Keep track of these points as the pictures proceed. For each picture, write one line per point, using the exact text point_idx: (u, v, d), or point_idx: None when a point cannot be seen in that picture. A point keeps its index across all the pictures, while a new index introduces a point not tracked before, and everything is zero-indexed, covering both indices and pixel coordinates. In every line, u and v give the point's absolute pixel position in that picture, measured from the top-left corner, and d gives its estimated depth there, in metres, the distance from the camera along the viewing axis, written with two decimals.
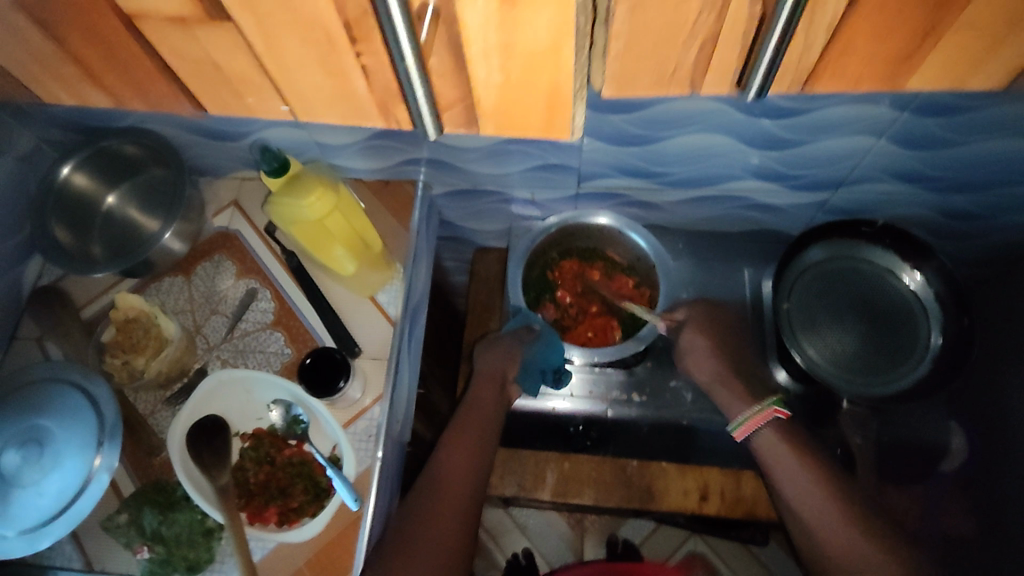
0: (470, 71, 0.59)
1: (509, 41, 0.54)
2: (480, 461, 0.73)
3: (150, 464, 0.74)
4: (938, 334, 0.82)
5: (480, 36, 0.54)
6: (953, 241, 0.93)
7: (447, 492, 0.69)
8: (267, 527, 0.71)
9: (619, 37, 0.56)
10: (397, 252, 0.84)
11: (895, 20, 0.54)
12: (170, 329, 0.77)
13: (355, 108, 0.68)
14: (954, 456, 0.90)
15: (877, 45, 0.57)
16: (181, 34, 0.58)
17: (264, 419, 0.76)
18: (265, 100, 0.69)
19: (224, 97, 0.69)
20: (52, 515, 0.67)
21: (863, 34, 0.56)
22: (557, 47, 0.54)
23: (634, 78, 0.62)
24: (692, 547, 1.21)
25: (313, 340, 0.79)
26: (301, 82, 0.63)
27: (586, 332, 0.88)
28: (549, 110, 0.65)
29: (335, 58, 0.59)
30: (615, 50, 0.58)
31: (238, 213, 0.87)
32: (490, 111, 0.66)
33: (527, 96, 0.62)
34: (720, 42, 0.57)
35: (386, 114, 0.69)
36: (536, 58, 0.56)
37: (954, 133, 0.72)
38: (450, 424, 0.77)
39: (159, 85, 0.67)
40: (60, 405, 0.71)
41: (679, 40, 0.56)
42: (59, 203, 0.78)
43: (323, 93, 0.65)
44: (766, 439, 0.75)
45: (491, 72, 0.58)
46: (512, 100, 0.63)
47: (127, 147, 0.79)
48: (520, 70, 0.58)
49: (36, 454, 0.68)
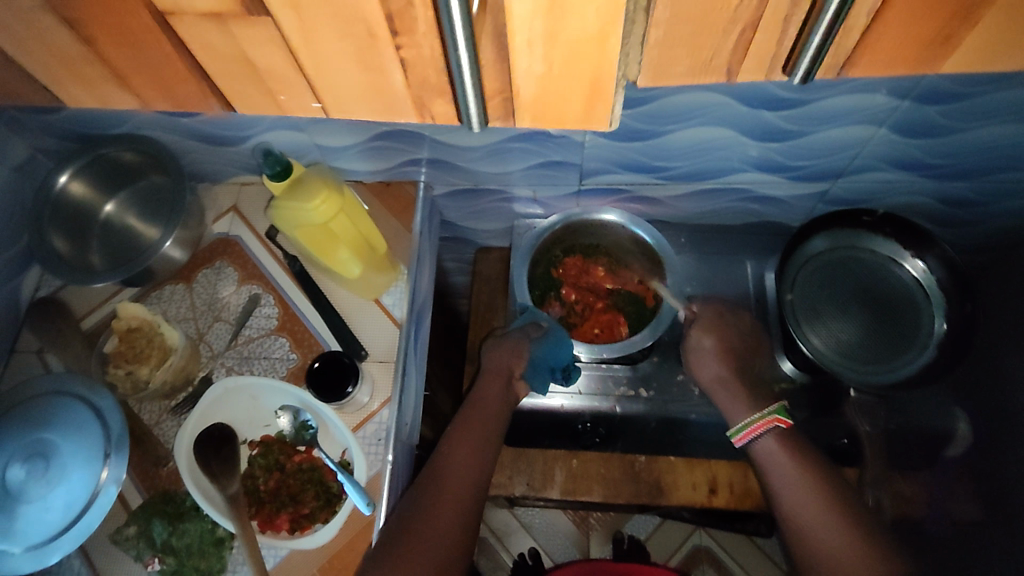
0: (512, 61, 0.51)
1: (557, 28, 0.47)
2: (483, 459, 0.72)
3: (157, 474, 0.73)
4: (942, 320, 0.83)
5: (525, 22, 0.47)
6: (951, 228, 0.94)
7: (449, 487, 0.68)
8: (279, 535, 0.70)
9: (660, 25, 0.52)
10: (401, 254, 0.83)
11: (928, 15, 0.51)
12: (173, 337, 0.76)
13: (387, 103, 0.60)
14: (958, 442, 0.92)
15: (902, 40, 0.54)
16: (216, 30, 0.52)
17: (272, 425, 0.75)
18: (295, 98, 0.61)
19: (255, 98, 0.62)
20: (60, 530, 0.66)
21: (894, 37, 0.54)
22: (606, 35, 0.48)
23: (674, 65, 0.57)
24: (697, 541, 1.22)
25: (319, 344, 0.79)
26: (340, 80, 0.57)
27: (593, 329, 0.88)
28: (593, 99, 0.56)
29: (373, 51, 0.52)
30: (654, 37, 0.54)
31: (238, 219, 0.86)
32: (527, 104, 0.58)
33: (571, 86, 0.54)
34: (760, 30, 0.53)
35: (419, 108, 0.60)
36: (583, 45, 0.49)
37: (955, 120, 0.72)
38: (454, 421, 0.76)
39: (188, 86, 0.62)
40: (64, 417, 0.70)
41: (718, 26, 0.52)
42: (57, 211, 0.77)
43: (357, 88, 0.57)
44: (767, 447, 0.73)
45: (535, 62, 0.51)
46: (557, 91, 0.55)
47: (125, 154, 0.78)
48: (566, 59, 0.51)
49: (41, 468, 0.67)
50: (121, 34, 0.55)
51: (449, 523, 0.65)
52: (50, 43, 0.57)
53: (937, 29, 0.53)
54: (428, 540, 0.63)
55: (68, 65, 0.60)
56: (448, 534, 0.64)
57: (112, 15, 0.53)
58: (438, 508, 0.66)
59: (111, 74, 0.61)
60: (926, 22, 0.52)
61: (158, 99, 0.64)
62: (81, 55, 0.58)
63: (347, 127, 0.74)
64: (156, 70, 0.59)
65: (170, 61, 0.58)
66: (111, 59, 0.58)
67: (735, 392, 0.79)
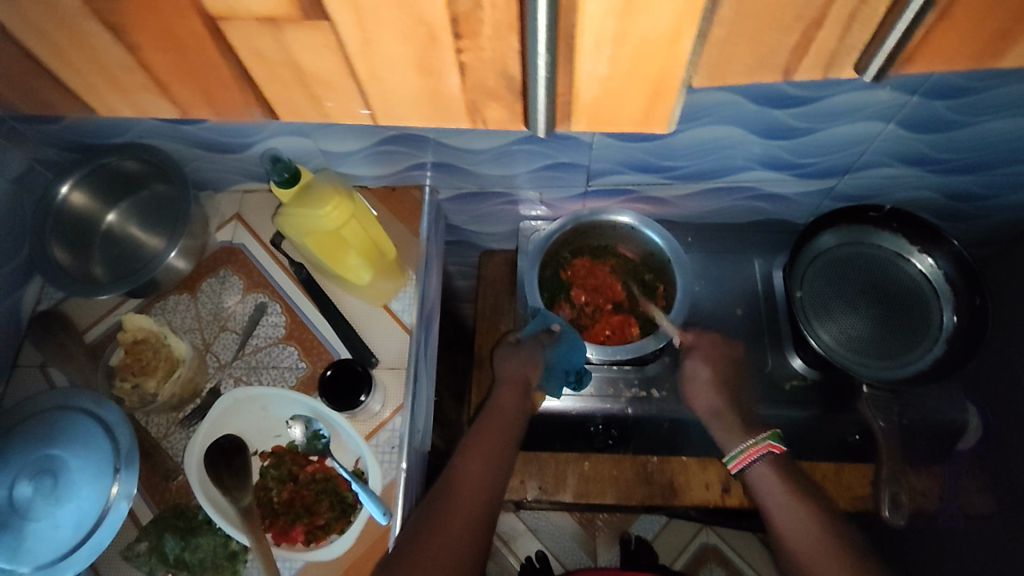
0: (576, 62, 0.51)
1: (627, 30, 0.47)
2: (500, 468, 0.71)
3: (166, 488, 0.72)
4: (951, 314, 0.84)
5: (595, 24, 0.47)
6: (956, 223, 0.95)
7: (464, 496, 0.67)
8: (295, 547, 0.69)
9: (724, 23, 0.51)
10: (409, 259, 0.82)
11: (997, 10, 0.51)
12: (180, 349, 0.75)
13: (438, 108, 0.59)
14: (971, 435, 0.90)
15: (965, 37, 0.54)
16: (269, 36, 0.51)
17: (283, 435, 0.74)
18: (342, 104, 0.60)
19: (301, 105, 0.61)
20: (70, 547, 0.64)
21: (959, 27, 0.53)
22: (678, 33, 0.48)
23: (730, 65, 0.57)
24: (704, 539, 1.22)
25: (328, 352, 0.78)
26: (394, 86, 0.56)
27: (604, 331, 0.88)
28: (653, 98, 0.57)
29: (432, 55, 0.51)
30: (717, 37, 0.53)
31: (242, 227, 0.85)
32: (585, 105, 0.58)
33: (631, 87, 0.55)
34: (823, 28, 0.52)
35: (470, 112, 0.60)
36: (651, 45, 0.49)
37: (964, 115, 0.72)
38: (469, 432, 0.75)
39: (231, 95, 0.60)
40: (73, 432, 0.69)
41: (782, 25, 0.51)
42: (60, 223, 0.75)
43: (410, 94, 0.57)
44: (762, 473, 0.75)
45: (600, 64, 0.51)
46: (616, 92, 0.56)
47: (128, 163, 0.77)
48: (633, 60, 0.51)
49: (49, 485, 0.66)
50: (136, 42, 0.54)
51: (460, 534, 0.64)
52: (70, 51, 0.55)
53: (1001, 25, 0.53)
54: (438, 550, 0.62)
55: (88, 75, 0.59)
56: (461, 545, 0.63)
57: (131, 22, 0.51)
58: (450, 518, 0.65)
59: (122, 83, 0.60)
60: (981, 20, 0.52)
61: (201, 109, 0.63)
62: (113, 64, 0.57)
63: (353, 131, 0.73)
64: (170, 77, 0.58)
65: (185, 69, 0.57)
66: (123, 67, 0.57)
67: None
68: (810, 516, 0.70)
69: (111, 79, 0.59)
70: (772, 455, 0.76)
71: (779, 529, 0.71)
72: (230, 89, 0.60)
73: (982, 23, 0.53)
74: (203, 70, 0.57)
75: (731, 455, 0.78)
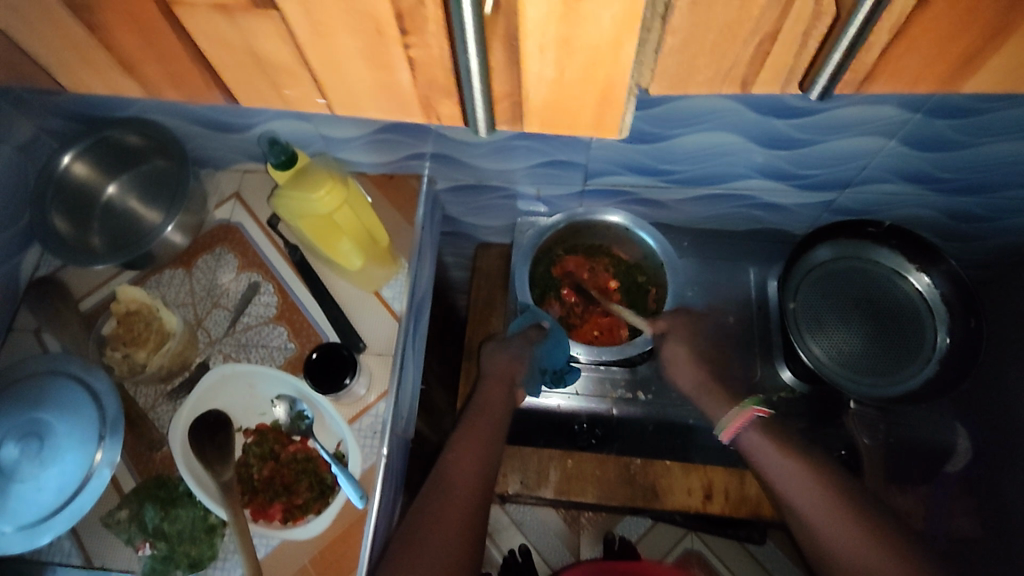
0: (522, 64, 0.48)
1: (570, 34, 0.44)
2: (488, 462, 0.73)
3: (151, 459, 0.73)
4: (945, 335, 0.84)
5: (537, 25, 0.44)
6: (958, 243, 0.94)
7: (454, 488, 0.69)
8: (272, 524, 0.70)
9: (678, 32, 0.49)
10: (403, 247, 0.83)
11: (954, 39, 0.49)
12: (171, 322, 0.75)
13: (392, 102, 0.57)
14: (959, 457, 0.92)
15: (926, 59, 0.53)
16: (223, 24, 0.51)
17: (268, 414, 0.76)
18: (300, 93, 0.58)
19: (256, 91, 0.59)
20: (53, 510, 0.65)
21: (924, 57, 0.51)
22: (621, 42, 0.45)
23: (693, 74, 0.54)
24: (688, 544, 1.21)
25: (317, 334, 0.79)
26: (348, 79, 0.54)
27: (592, 331, 0.88)
28: (603, 107, 0.53)
29: (382, 49, 0.50)
30: (671, 45, 0.51)
31: (240, 206, 0.86)
32: (536, 107, 0.54)
33: (583, 92, 0.51)
34: (778, 43, 0.50)
35: (424, 108, 0.57)
36: (597, 53, 0.46)
37: (964, 134, 0.72)
38: (459, 426, 0.76)
39: (195, 79, 0.60)
40: (60, 398, 0.70)
41: (740, 36, 0.49)
42: (60, 192, 0.76)
43: (364, 86, 0.55)
44: (752, 440, 0.73)
45: (545, 67, 0.48)
46: (568, 97, 0.52)
47: (129, 138, 0.77)
48: (581, 65, 0.47)
49: (35, 448, 0.67)
50: (99, 22, 0.54)
51: (455, 536, 0.65)
52: (44, 27, 0.56)
53: (965, 49, 0.50)
54: (432, 553, 0.63)
55: (62, 51, 0.59)
56: (451, 544, 0.64)
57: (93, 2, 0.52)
58: (446, 517, 0.66)
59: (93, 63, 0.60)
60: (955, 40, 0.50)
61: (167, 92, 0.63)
62: (79, 42, 0.57)
63: (352, 119, 0.73)
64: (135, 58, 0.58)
65: (148, 52, 0.57)
66: (89, 47, 0.57)
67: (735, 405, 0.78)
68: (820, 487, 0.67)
69: (77, 56, 0.59)
70: (759, 420, 0.74)
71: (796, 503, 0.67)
72: (191, 73, 0.59)
73: (941, 49, 0.51)
74: (167, 53, 0.57)
75: (720, 426, 0.77)
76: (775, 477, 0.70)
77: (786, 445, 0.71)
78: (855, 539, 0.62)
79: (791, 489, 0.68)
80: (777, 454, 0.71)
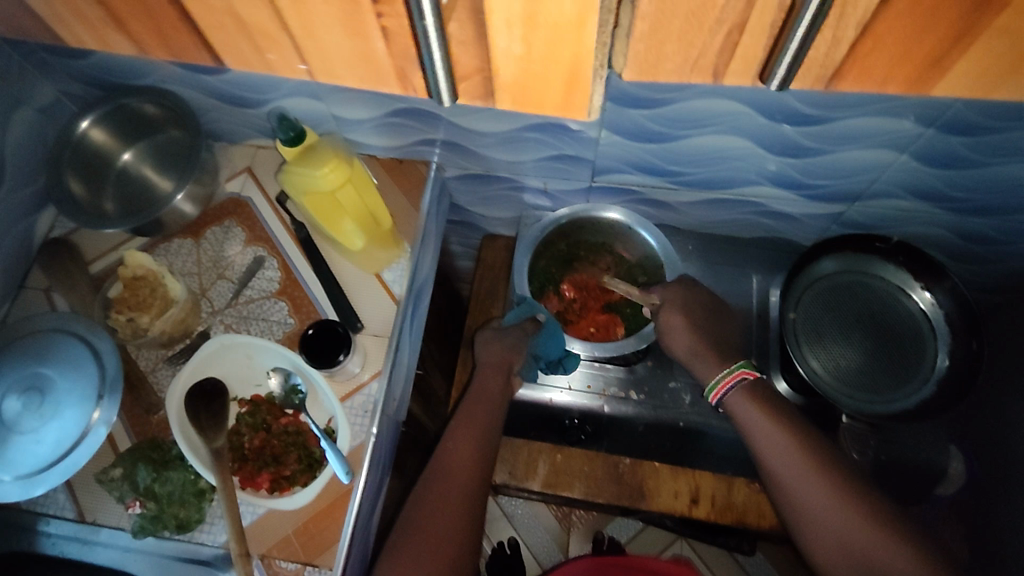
0: (491, 40, 0.53)
1: (534, 11, 0.48)
2: (481, 451, 0.75)
3: (148, 421, 0.75)
4: (945, 357, 0.83)
5: (503, 3, 0.48)
6: (968, 265, 0.93)
7: (448, 476, 0.72)
8: (258, 493, 0.71)
9: (646, 18, 0.51)
10: (407, 232, 0.84)
11: (919, 35, 0.51)
12: (176, 290, 0.78)
13: (371, 71, 0.61)
14: (950, 481, 0.92)
15: (895, 57, 0.54)
16: None
17: (263, 386, 0.78)
18: (283, 58, 0.63)
19: (247, 55, 0.63)
20: (50, 461, 0.67)
21: (884, 51, 0.53)
22: (583, 21, 0.49)
23: (661, 61, 0.57)
24: (677, 550, 1.21)
25: (316, 312, 0.80)
26: (329, 45, 0.58)
27: (589, 327, 0.89)
28: (571, 85, 0.59)
29: (358, 17, 0.53)
30: (640, 32, 0.54)
31: (251, 180, 0.87)
32: (507, 83, 0.60)
33: (549, 69, 0.56)
34: (746, 34, 0.52)
35: (401, 79, 0.62)
36: (560, 30, 0.50)
37: (977, 152, 0.71)
38: (456, 414, 0.79)
39: (183, 37, 0.63)
40: (63, 354, 0.72)
41: (705, 26, 0.52)
42: (76, 155, 0.78)
43: (343, 53, 0.59)
44: (736, 400, 0.76)
45: (514, 43, 0.53)
46: (534, 74, 0.57)
47: (147, 107, 0.79)
48: (544, 42, 0.52)
49: (37, 402, 0.70)
50: None
51: (452, 519, 0.68)
52: None
53: (930, 51, 0.53)
54: (429, 536, 0.67)
55: (66, 6, 0.61)
56: (446, 529, 0.68)
57: None
58: (446, 502, 0.70)
59: (91, 18, 0.62)
60: (925, 36, 0.51)
61: (158, 49, 0.66)
62: None
63: (363, 101, 0.74)
64: (125, 13, 0.61)
65: (140, 9, 0.59)
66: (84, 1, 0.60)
67: None
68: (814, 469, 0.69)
69: (72, 11, 0.62)
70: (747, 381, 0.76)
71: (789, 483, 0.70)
72: (183, 32, 0.62)
73: (909, 49, 0.53)
74: (158, 11, 0.59)
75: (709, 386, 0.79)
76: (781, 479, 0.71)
77: (779, 416, 0.73)
78: (846, 518, 0.66)
79: (811, 496, 0.68)
80: (792, 451, 0.70)
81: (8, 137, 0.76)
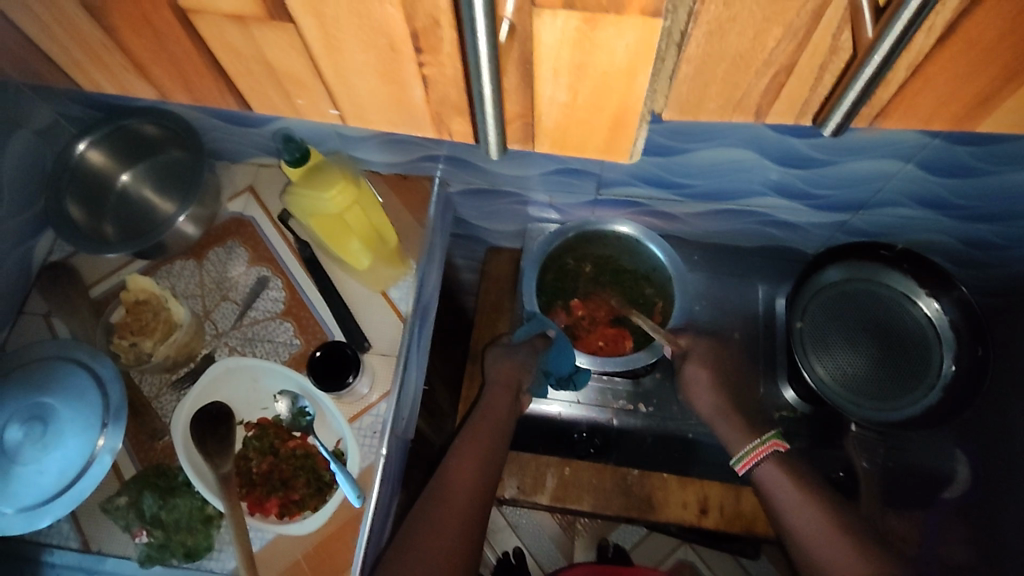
0: (536, 88, 0.52)
1: (584, 61, 0.48)
2: (488, 472, 0.74)
3: (152, 447, 0.74)
4: (951, 362, 0.83)
5: (552, 52, 0.47)
6: (970, 270, 0.93)
7: (457, 500, 0.70)
8: (267, 519, 0.70)
9: (693, 60, 0.51)
10: (412, 248, 0.83)
11: (970, 77, 0.52)
12: (180, 313, 0.76)
13: (405, 115, 0.61)
14: (957, 485, 0.93)
15: (944, 96, 0.54)
16: (238, 31, 0.52)
17: (270, 409, 0.76)
18: (312, 102, 0.61)
19: (274, 99, 0.62)
20: (53, 493, 0.66)
21: (933, 91, 0.54)
22: (633, 71, 0.48)
23: (703, 100, 0.56)
24: (682, 555, 1.18)
25: (323, 333, 0.79)
26: (363, 92, 0.57)
27: (598, 341, 0.88)
28: (616, 128, 0.56)
29: (396, 65, 0.52)
30: (685, 73, 0.53)
31: (253, 200, 0.86)
32: (549, 128, 0.59)
33: (592, 116, 0.55)
34: (794, 76, 0.52)
35: (437, 122, 0.60)
36: (609, 80, 0.50)
37: (984, 162, 0.71)
38: (462, 431, 0.78)
39: (207, 81, 0.62)
40: (65, 383, 0.70)
41: (752, 68, 0.51)
42: (75, 179, 0.77)
43: (378, 100, 0.58)
44: (768, 472, 0.75)
45: (560, 91, 0.52)
46: (578, 120, 0.56)
47: (146, 127, 0.78)
48: (590, 92, 0.51)
49: (39, 431, 0.68)
50: (113, 25, 0.55)
51: (457, 540, 0.67)
52: (59, 23, 0.56)
53: (980, 88, 0.53)
54: (434, 552, 0.66)
55: (81, 46, 0.60)
56: (451, 552, 0.66)
57: (107, 4, 0.53)
58: (451, 523, 0.68)
59: (105, 58, 0.61)
60: (974, 78, 0.52)
61: (178, 92, 0.65)
62: (93, 40, 0.58)
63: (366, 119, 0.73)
64: (144, 56, 0.59)
65: (161, 54, 0.58)
66: (102, 43, 0.59)
67: (743, 402, 0.84)
68: (818, 515, 0.69)
69: (86, 52, 0.61)
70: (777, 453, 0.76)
71: (793, 527, 0.70)
72: (207, 77, 0.61)
73: (959, 87, 0.53)
74: (178, 54, 0.58)
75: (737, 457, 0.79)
76: (779, 500, 0.73)
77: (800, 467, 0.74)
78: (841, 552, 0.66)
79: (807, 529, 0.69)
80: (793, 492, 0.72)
81: (5, 161, 0.75)
